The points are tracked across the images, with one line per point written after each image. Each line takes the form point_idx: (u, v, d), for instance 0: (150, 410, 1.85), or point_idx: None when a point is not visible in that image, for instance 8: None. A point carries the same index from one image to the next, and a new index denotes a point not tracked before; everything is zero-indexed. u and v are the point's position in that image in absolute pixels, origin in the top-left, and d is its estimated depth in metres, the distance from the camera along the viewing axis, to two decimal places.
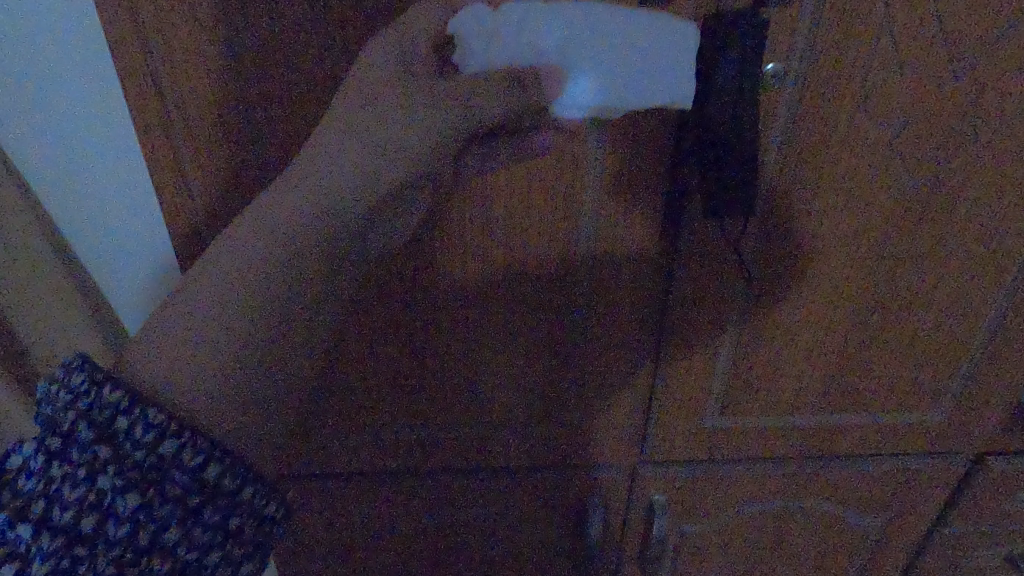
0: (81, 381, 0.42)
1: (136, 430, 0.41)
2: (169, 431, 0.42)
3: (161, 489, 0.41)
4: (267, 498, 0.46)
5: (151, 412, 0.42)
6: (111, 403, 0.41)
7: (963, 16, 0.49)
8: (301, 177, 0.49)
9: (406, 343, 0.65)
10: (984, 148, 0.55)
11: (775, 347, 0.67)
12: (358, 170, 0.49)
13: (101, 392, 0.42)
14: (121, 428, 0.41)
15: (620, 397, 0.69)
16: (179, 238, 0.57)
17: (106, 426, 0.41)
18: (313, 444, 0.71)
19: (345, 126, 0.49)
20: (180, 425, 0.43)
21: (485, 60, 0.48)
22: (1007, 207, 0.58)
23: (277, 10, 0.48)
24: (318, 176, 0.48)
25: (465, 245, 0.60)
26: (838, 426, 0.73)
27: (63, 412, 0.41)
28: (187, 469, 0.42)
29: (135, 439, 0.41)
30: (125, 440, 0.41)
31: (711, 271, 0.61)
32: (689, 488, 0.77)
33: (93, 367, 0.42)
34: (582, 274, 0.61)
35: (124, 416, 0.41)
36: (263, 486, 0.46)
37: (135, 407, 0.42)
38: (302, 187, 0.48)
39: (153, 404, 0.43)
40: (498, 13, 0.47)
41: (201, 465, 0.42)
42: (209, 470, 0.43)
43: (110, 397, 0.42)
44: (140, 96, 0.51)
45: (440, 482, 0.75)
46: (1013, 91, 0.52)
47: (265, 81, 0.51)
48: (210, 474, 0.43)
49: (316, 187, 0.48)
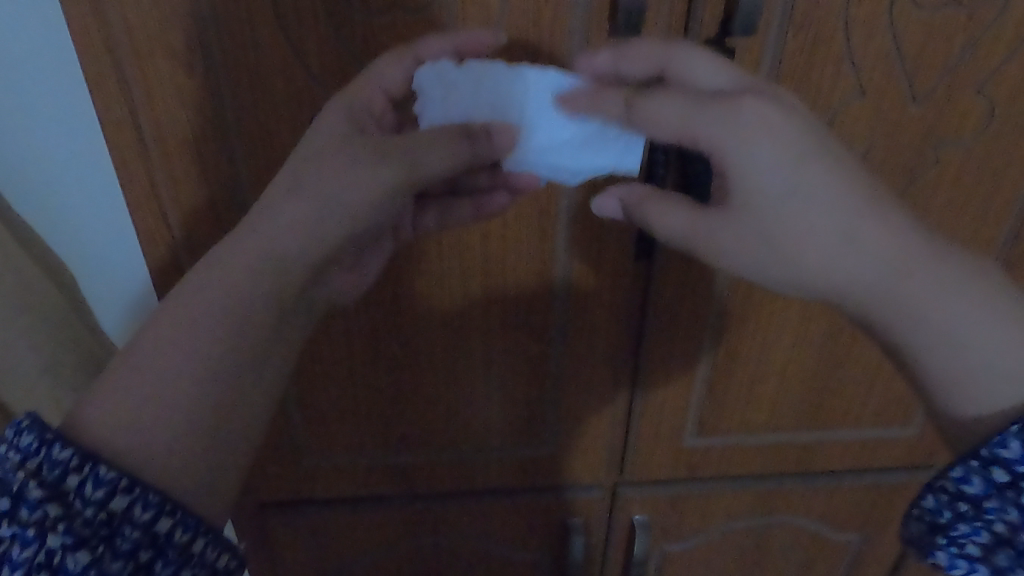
0: (30, 441, 0.38)
1: (86, 488, 0.38)
2: (123, 487, 0.38)
3: (113, 547, 0.37)
4: (223, 551, 0.41)
5: (103, 468, 0.38)
6: (60, 461, 0.38)
7: (920, 42, 0.51)
8: (257, 222, 0.45)
9: (383, 372, 0.65)
10: (945, 168, 0.57)
11: (750, 366, 0.68)
12: (298, 233, 0.45)
13: (51, 451, 0.38)
14: (70, 487, 0.37)
15: (600, 420, 0.70)
16: (157, 266, 0.57)
17: (54, 485, 0.37)
18: (291, 474, 0.70)
19: (288, 187, 0.45)
20: (135, 479, 0.39)
21: (441, 109, 0.50)
22: (967, 224, 0.60)
23: (251, 41, 0.48)
24: (259, 237, 0.45)
25: (443, 273, 0.60)
26: (813, 442, 0.74)
27: (9, 472, 0.37)
28: (139, 525, 0.38)
29: (86, 496, 0.37)
30: (74, 498, 0.37)
31: (687, 293, 0.62)
32: (670, 507, 0.77)
33: (43, 425, 0.39)
34: (560, 299, 0.62)
35: (74, 474, 0.38)
36: (221, 538, 0.42)
37: (87, 464, 0.38)
38: (261, 231, 0.45)
39: (106, 460, 0.39)
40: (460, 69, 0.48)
41: (156, 522, 0.39)
42: (163, 522, 0.39)
43: (60, 455, 0.38)
44: (113, 128, 0.50)
45: (419, 509, 0.74)
46: (969, 112, 0.54)
47: (240, 112, 0.50)
48: (162, 528, 0.39)
49: (275, 232, 0.45)
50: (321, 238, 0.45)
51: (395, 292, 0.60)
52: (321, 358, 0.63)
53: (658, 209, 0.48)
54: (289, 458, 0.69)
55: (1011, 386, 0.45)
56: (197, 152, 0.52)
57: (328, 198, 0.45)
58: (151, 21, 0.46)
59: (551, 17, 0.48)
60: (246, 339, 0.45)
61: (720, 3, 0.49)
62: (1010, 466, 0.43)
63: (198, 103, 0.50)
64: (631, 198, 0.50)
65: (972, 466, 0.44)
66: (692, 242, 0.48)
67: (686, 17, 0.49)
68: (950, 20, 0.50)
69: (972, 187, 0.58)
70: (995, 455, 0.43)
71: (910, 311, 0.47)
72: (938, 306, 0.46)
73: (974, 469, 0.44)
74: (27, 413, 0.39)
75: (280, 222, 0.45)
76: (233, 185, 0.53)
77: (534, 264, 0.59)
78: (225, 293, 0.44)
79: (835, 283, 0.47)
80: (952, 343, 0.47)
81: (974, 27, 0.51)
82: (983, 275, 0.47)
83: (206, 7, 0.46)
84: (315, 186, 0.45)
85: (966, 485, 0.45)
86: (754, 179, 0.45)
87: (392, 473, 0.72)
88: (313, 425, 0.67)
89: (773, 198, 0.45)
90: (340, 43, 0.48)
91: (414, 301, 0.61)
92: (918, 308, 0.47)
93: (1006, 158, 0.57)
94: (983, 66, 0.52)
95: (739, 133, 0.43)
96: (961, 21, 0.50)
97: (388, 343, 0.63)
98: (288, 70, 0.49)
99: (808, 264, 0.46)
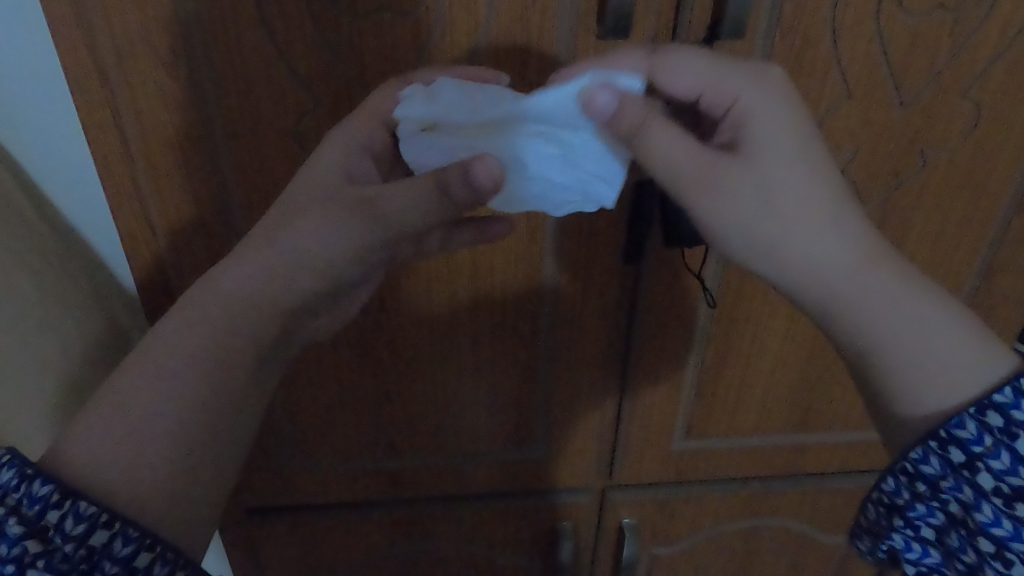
0: (9, 478, 0.37)
1: (66, 523, 0.37)
2: (102, 521, 0.38)
3: None
4: None
5: (83, 503, 0.38)
6: (40, 497, 0.37)
7: (906, 47, 0.51)
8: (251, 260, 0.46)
9: (371, 379, 0.64)
10: (930, 172, 0.57)
11: (737, 370, 0.68)
12: (274, 281, 0.46)
13: (30, 487, 0.37)
14: (49, 522, 0.36)
15: (588, 424, 0.70)
16: (140, 272, 0.56)
17: (33, 522, 0.36)
18: (277, 481, 0.70)
19: (262, 239, 0.46)
20: (113, 514, 0.38)
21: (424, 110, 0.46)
22: (952, 227, 0.61)
23: (235, 45, 0.47)
24: (228, 290, 0.46)
25: (430, 278, 0.59)
26: (800, 445, 0.75)
27: None
28: (117, 561, 0.37)
29: (65, 532, 0.36)
30: (53, 533, 0.36)
31: (675, 298, 0.62)
32: (658, 511, 0.77)
33: (23, 461, 0.38)
34: (548, 304, 0.61)
35: (54, 510, 0.37)
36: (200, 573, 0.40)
37: (66, 500, 0.38)
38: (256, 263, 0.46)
39: (85, 496, 0.38)
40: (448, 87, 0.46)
41: (135, 557, 0.38)
42: (143, 559, 0.38)
43: (39, 491, 0.37)
44: (96, 132, 0.49)
45: (408, 515, 0.74)
46: (955, 116, 0.55)
47: (225, 115, 0.50)
48: (141, 563, 0.38)
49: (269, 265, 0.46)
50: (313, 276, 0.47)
51: (382, 297, 0.60)
52: (307, 365, 0.62)
53: (663, 129, 0.45)
54: (276, 464, 0.68)
55: (979, 367, 0.45)
56: (181, 157, 0.51)
57: (296, 254, 0.46)
58: (132, 25, 0.46)
59: (539, 22, 0.48)
60: (230, 353, 0.46)
61: (708, 7, 0.49)
62: (966, 448, 0.44)
63: (182, 108, 0.49)
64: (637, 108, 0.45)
65: (930, 448, 0.46)
66: (692, 170, 0.45)
67: (674, 20, 0.49)
68: (936, 25, 0.50)
69: (958, 191, 0.59)
70: (952, 437, 0.45)
71: (882, 286, 0.47)
72: (908, 290, 0.47)
73: (934, 451, 0.45)
74: (6, 451, 0.38)
75: (276, 257, 0.46)
76: (218, 190, 0.53)
77: (521, 269, 0.59)
78: (217, 316, 0.46)
79: (817, 243, 0.46)
80: (920, 326, 0.46)
81: (959, 33, 0.51)
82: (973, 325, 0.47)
83: (190, 11, 0.46)
84: (286, 242, 0.46)
85: (925, 466, 0.46)
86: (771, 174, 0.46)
87: (380, 480, 0.71)
88: (300, 431, 0.67)
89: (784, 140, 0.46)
90: (326, 48, 0.48)
91: (401, 307, 0.60)
92: (889, 287, 0.47)
93: (992, 162, 0.57)
94: (968, 72, 0.53)
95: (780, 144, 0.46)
96: (947, 27, 0.50)
97: (375, 349, 0.63)
98: (274, 74, 0.48)
99: (799, 212, 0.46)
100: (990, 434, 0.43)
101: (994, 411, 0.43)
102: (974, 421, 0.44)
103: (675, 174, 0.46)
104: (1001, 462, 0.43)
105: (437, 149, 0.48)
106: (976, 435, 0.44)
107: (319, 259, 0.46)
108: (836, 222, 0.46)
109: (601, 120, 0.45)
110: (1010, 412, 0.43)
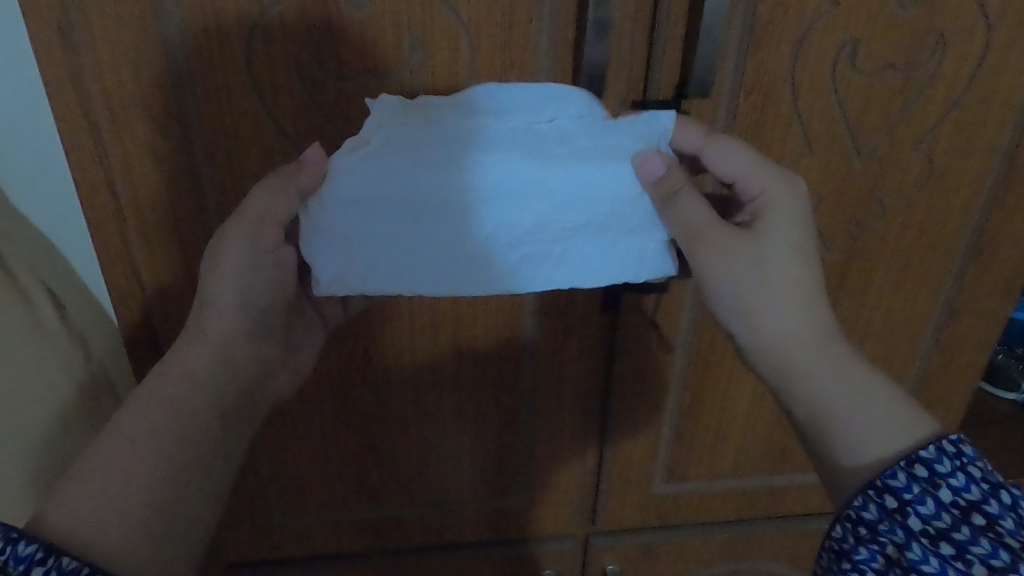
0: None
1: None
2: None
3: None
4: None
5: (66, 559, 0.38)
6: (25, 556, 0.36)
7: (861, 103, 0.54)
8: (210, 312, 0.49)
9: (353, 427, 0.65)
10: (892, 217, 0.60)
11: (714, 411, 0.70)
12: (248, 319, 0.50)
13: (15, 548, 0.36)
14: None
15: (570, 468, 0.70)
16: (129, 323, 0.57)
17: None
18: (261, 530, 0.70)
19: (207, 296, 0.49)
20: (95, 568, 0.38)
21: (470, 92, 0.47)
22: (913, 269, 0.63)
23: (227, 104, 0.49)
24: (199, 354, 0.49)
25: (411, 328, 0.60)
26: (778, 487, 0.76)
27: None
28: None
29: None
30: None
31: (651, 347, 0.64)
32: (641, 556, 0.78)
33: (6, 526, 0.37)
34: (525, 353, 0.63)
35: (39, 567, 0.37)
36: None
37: (51, 557, 0.37)
38: (221, 317, 0.49)
39: (66, 552, 0.38)
40: (512, 93, 0.47)
41: None
42: None
43: (24, 551, 0.37)
44: (91, 186, 0.51)
45: (388, 564, 0.74)
46: (912, 165, 0.58)
47: (214, 167, 0.51)
48: None
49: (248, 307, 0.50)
50: (275, 304, 0.52)
51: (366, 349, 0.61)
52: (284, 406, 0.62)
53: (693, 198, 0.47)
54: (258, 513, 0.69)
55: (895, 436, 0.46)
56: (168, 211, 0.52)
57: (256, 287, 0.50)
58: (126, 85, 0.48)
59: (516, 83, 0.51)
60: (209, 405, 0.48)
61: (676, 68, 0.51)
62: (898, 494, 0.43)
63: (173, 164, 0.51)
64: (681, 176, 0.47)
65: (869, 495, 0.45)
66: (707, 233, 0.47)
67: (644, 78, 0.51)
68: (889, 83, 0.53)
69: (920, 234, 0.61)
70: (886, 485, 0.44)
71: (800, 368, 0.49)
72: (837, 365, 0.49)
73: (872, 497, 0.44)
74: None
75: (243, 302, 0.50)
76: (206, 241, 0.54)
77: (502, 321, 0.60)
78: (196, 380, 0.49)
79: (779, 311, 0.49)
80: (859, 399, 0.48)
81: (911, 89, 0.54)
82: (912, 407, 0.47)
83: (183, 73, 0.47)
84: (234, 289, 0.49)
85: (864, 512, 0.44)
86: (779, 261, 0.48)
87: (364, 530, 0.72)
88: (282, 480, 0.67)
89: (796, 227, 0.48)
90: (314, 109, 0.50)
91: (382, 359, 0.62)
92: (836, 363, 0.49)
93: (947, 208, 0.60)
94: (922, 124, 0.56)
95: (797, 250, 0.48)
96: (899, 84, 0.54)
97: (357, 399, 0.63)
98: (262, 132, 0.50)
99: (780, 288, 0.48)
100: (918, 483, 0.43)
101: (921, 463, 0.44)
102: (905, 471, 0.44)
103: (703, 235, 0.47)
104: (928, 507, 0.42)
105: (419, 117, 0.46)
106: (906, 483, 0.43)
107: (260, 289, 0.50)
108: (809, 301, 0.49)
109: (645, 185, 0.47)
110: (933, 466, 0.43)
